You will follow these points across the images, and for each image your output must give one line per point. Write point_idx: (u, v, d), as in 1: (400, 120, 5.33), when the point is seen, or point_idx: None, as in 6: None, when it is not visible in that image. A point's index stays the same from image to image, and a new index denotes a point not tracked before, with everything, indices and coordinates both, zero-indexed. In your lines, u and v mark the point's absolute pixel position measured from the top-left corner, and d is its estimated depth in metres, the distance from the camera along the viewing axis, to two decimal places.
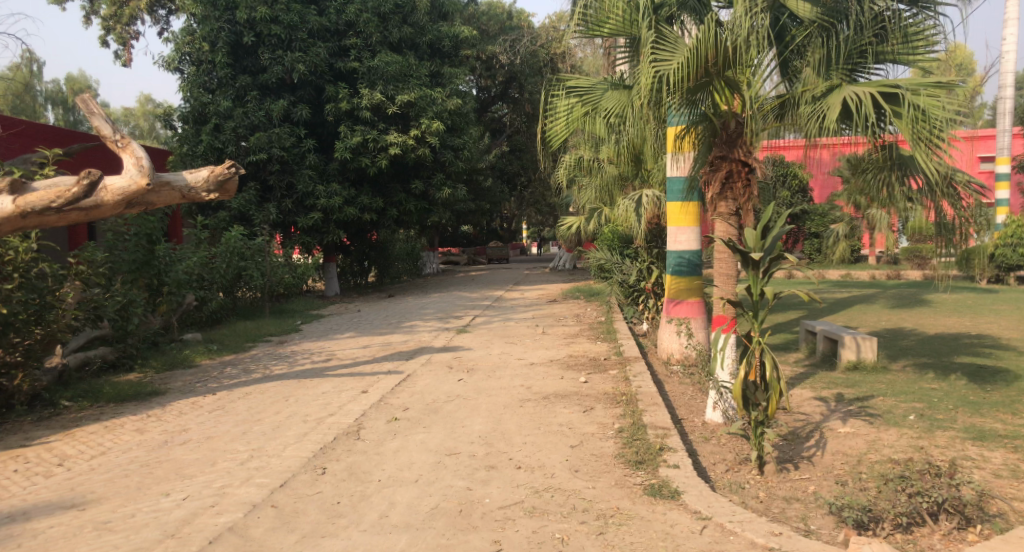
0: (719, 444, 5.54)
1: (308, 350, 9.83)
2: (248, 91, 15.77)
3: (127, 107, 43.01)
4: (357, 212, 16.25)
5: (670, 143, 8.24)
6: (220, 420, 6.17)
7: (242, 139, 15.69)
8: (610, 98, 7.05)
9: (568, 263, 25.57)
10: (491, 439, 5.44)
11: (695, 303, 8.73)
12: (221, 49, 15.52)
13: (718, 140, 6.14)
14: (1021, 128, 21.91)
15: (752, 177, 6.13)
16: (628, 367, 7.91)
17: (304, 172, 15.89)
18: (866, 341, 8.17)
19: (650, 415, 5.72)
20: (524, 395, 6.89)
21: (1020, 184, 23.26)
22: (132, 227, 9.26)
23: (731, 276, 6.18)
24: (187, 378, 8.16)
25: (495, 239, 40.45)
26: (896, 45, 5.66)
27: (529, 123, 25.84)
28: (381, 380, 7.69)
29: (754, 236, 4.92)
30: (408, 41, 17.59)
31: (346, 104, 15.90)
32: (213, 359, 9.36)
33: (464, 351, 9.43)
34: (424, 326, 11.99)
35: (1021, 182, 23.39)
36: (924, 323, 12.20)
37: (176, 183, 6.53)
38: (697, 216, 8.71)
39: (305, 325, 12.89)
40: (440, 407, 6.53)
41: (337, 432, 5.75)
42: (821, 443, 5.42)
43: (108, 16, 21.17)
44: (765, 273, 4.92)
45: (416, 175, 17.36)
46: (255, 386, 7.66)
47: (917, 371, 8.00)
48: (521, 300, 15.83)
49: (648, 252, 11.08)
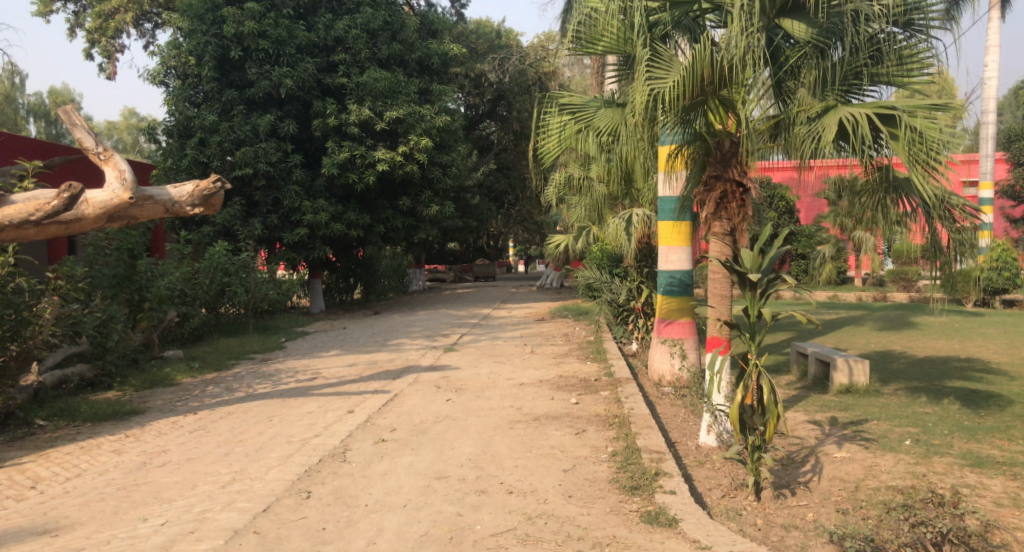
0: (715, 469, 5.47)
1: (292, 369, 9.64)
2: (234, 106, 15.70)
3: (112, 121, 42.76)
4: (344, 228, 16.10)
5: (662, 161, 8.36)
6: (201, 441, 5.99)
7: (228, 153, 15.55)
8: (604, 116, 6.97)
9: (555, 281, 25.50)
10: (481, 462, 5.30)
11: (686, 324, 8.67)
12: (208, 63, 15.41)
13: (712, 159, 6.10)
14: (1004, 152, 22.18)
15: (747, 198, 6.08)
16: (619, 389, 7.81)
17: (291, 188, 15.74)
18: (858, 363, 8.19)
19: (643, 439, 5.64)
20: (514, 416, 6.75)
21: (1003, 209, 23.52)
22: (114, 242, 9.07)
23: (726, 296, 6.12)
24: (168, 397, 7.95)
25: (481, 256, 40.31)
26: (892, 67, 5.65)
27: (516, 141, 25.84)
28: (367, 400, 7.52)
29: (752, 257, 4.88)
30: (397, 58, 17.55)
31: (334, 119, 15.80)
32: (194, 377, 9.15)
33: (451, 370, 9.29)
34: (411, 345, 11.83)
35: (1004, 206, 23.64)
36: (913, 345, 12.20)
37: (159, 197, 6.38)
38: (689, 236, 8.67)
39: (289, 342, 12.68)
40: (429, 428, 6.38)
41: (322, 454, 5.58)
42: (817, 469, 5.36)
43: (94, 29, 21.03)
44: (763, 295, 4.87)
45: (404, 192, 17.26)
46: (238, 405, 7.48)
47: (910, 395, 7.96)
48: (508, 319, 15.70)
49: (637, 272, 11.05)
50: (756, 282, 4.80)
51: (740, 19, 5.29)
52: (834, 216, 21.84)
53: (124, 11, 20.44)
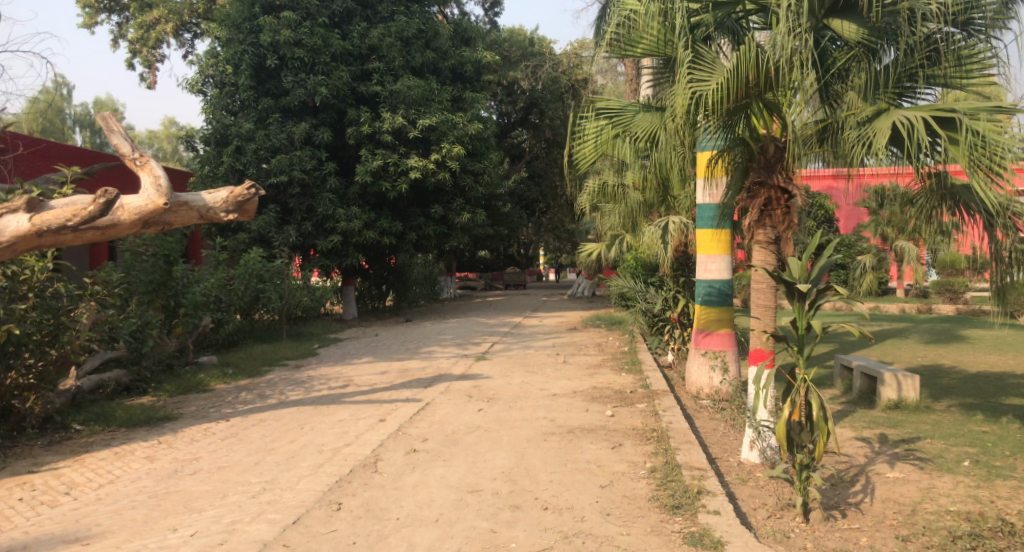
0: (759, 487, 5.28)
1: (324, 376, 9.60)
2: (270, 114, 15.85)
3: (152, 130, 43.73)
4: (376, 236, 16.12)
5: (701, 167, 8.18)
6: (232, 448, 5.93)
7: (264, 161, 15.68)
8: (642, 120, 6.81)
9: (587, 290, 25.26)
10: (515, 476, 5.14)
11: (726, 335, 8.44)
12: (245, 72, 15.58)
13: (756, 164, 5.94)
14: None
15: (792, 205, 5.89)
16: (656, 401, 7.60)
17: (325, 195, 15.80)
18: (908, 379, 8.00)
19: (683, 455, 5.46)
20: (548, 428, 6.59)
21: None
22: (150, 248, 9.18)
23: (770, 307, 5.91)
24: (201, 403, 7.94)
25: (512, 264, 40.22)
26: (949, 69, 5.38)
27: (549, 149, 25.71)
28: (399, 409, 7.42)
29: (800, 266, 4.68)
30: (430, 66, 17.56)
31: (368, 127, 15.83)
32: (228, 383, 9.14)
33: (484, 379, 9.15)
34: (443, 353, 11.73)
35: None
36: (961, 360, 11.77)
37: (194, 203, 6.37)
38: (729, 244, 8.45)
39: (322, 349, 12.69)
40: (461, 439, 6.24)
41: (353, 464, 5.48)
42: (869, 490, 5.19)
43: (135, 39, 21.44)
44: (811, 306, 4.67)
45: (436, 200, 17.22)
46: (270, 412, 7.43)
47: (964, 412, 7.75)
48: (540, 328, 15.55)
49: (673, 281, 10.85)
50: (805, 291, 4.60)
51: (787, 19, 5.12)
52: (873, 225, 21.41)
53: (165, 22, 20.78)
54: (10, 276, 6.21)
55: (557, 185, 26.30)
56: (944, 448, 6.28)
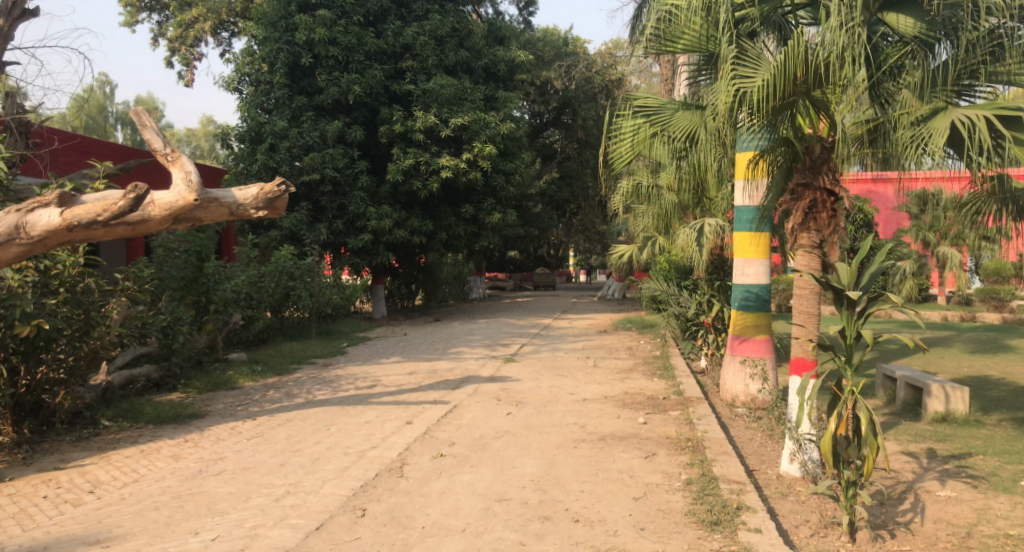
0: (800, 502, 5.06)
1: (352, 375, 9.52)
2: (304, 111, 15.84)
3: (190, 128, 44.43)
4: (407, 234, 16.05)
5: (739, 169, 7.95)
6: (258, 449, 5.84)
7: (297, 159, 15.74)
8: (682, 119, 6.59)
9: (617, 292, 24.94)
10: (544, 485, 4.96)
11: (763, 341, 8.17)
12: (280, 70, 15.65)
13: (801, 165, 5.71)
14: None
15: (838, 208, 5.65)
16: (690, 409, 7.38)
17: (356, 194, 15.77)
18: (956, 391, 7.65)
19: (720, 467, 5.23)
20: (579, 435, 6.40)
21: None
22: (183, 244, 9.12)
23: (813, 314, 5.69)
24: (229, 400, 7.90)
25: (542, 265, 40.02)
26: (1013, 64, 5.08)
27: (581, 150, 25.48)
28: (426, 411, 7.28)
29: (850, 272, 4.42)
30: (464, 65, 17.47)
31: (400, 126, 15.77)
32: (256, 381, 9.11)
33: (513, 382, 8.98)
34: (471, 354, 11.60)
35: None
36: (1010, 372, 11.30)
37: (225, 200, 6.28)
38: (767, 248, 8.19)
39: (350, 348, 12.64)
40: (489, 444, 6.09)
41: (379, 468, 5.35)
42: (918, 509, 4.93)
43: (175, 37, 21.68)
44: (862, 315, 4.41)
45: (467, 200, 17.10)
46: (297, 412, 7.35)
47: (1015, 428, 7.38)
48: (570, 330, 15.36)
49: (708, 285, 10.59)
50: (855, 300, 4.34)
51: (840, 12, 4.90)
52: (915, 231, 21.01)
53: (203, 20, 20.99)
54: (41, 271, 6.18)
55: (589, 186, 26.06)
56: (996, 466, 5.94)
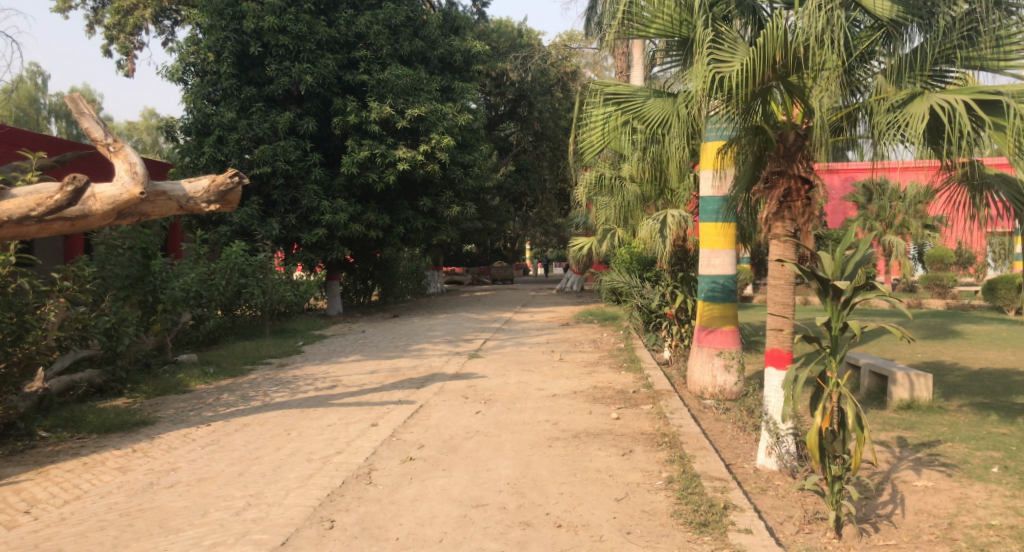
0: (780, 497, 4.94)
1: (310, 375, 9.15)
2: (253, 102, 15.26)
3: (131, 122, 42.77)
4: (362, 229, 15.62)
5: (706, 158, 7.90)
6: (214, 458, 5.48)
7: (247, 152, 15.15)
8: (654, 107, 6.46)
9: (575, 284, 24.80)
10: (522, 488, 4.75)
11: (730, 332, 8.09)
12: (227, 59, 15.04)
13: (774, 153, 5.60)
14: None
15: (812, 196, 5.55)
16: (662, 403, 7.26)
17: (309, 187, 15.29)
18: (920, 378, 7.68)
19: (700, 464, 5.09)
20: (552, 432, 6.20)
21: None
22: (127, 241, 8.58)
23: (789, 304, 5.47)
24: (180, 405, 7.47)
25: (498, 259, 39.76)
26: (987, 51, 5.07)
27: (537, 142, 25.33)
28: (391, 412, 7.00)
29: (835, 262, 4.36)
30: (419, 55, 17.11)
31: (355, 117, 15.35)
32: (209, 384, 8.67)
33: (478, 379, 8.74)
34: (434, 351, 11.32)
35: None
36: (962, 356, 11.55)
37: (173, 192, 5.97)
38: (733, 238, 8.12)
39: (307, 346, 12.21)
40: (459, 445, 5.85)
41: (346, 475, 5.06)
42: (898, 500, 4.85)
43: (112, 25, 20.69)
44: (847, 305, 4.34)
45: (424, 193, 16.76)
46: (253, 416, 6.97)
47: (978, 413, 7.45)
48: (532, 324, 15.18)
49: (671, 276, 10.41)
50: (842, 289, 4.27)
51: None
52: (863, 221, 20.80)
53: (143, 8, 20.09)
54: None
55: (546, 178, 25.92)
56: (967, 453, 5.94)
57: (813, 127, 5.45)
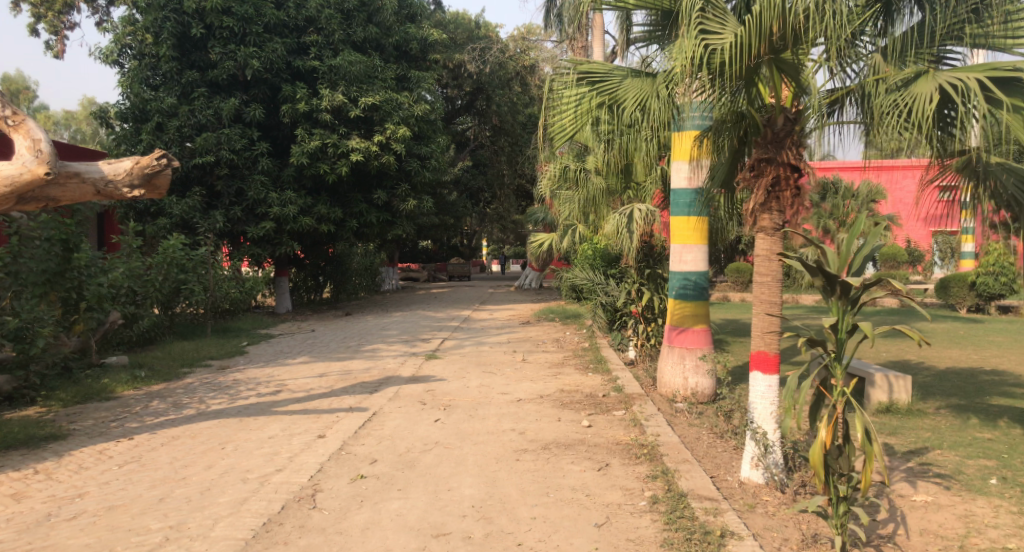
0: (771, 516, 4.46)
1: (253, 379, 8.43)
2: (195, 88, 14.33)
3: (69, 109, 40.82)
4: (313, 222, 14.82)
5: (681, 146, 7.48)
6: (132, 479, 4.78)
7: (188, 140, 14.25)
8: (632, 86, 6.02)
9: (534, 282, 24.28)
10: (489, 512, 4.19)
11: (702, 332, 7.63)
12: (166, 41, 14.05)
13: (761, 139, 5.16)
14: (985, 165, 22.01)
15: (802, 186, 5.10)
16: (635, 408, 6.77)
17: (256, 177, 14.43)
18: (899, 380, 7.34)
19: (686, 480, 4.60)
20: (519, 443, 5.65)
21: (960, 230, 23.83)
22: (43, 232, 7.68)
23: (775, 304, 5.03)
24: (102, 415, 6.68)
25: (455, 256, 39.01)
26: (995, 27, 4.65)
27: (495, 137, 24.69)
28: (341, 421, 6.36)
29: (839, 255, 3.93)
30: (373, 42, 16.38)
31: (305, 105, 14.53)
32: (137, 390, 7.87)
33: (437, 383, 8.14)
34: (388, 351, 10.66)
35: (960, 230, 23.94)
36: (927, 355, 11.36)
37: (89, 175, 5.28)
38: (705, 233, 7.68)
39: (251, 347, 11.43)
40: (416, 459, 5.26)
41: (285, 498, 4.43)
42: (899, 518, 4.41)
43: (39, 2, 19.30)
44: (855, 305, 3.91)
45: (379, 185, 16.02)
46: (185, 427, 6.25)
47: (957, 416, 7.14)
48: (491, 322, 14.63)
49: (637, 273, 9.86)
50: (851, 286, 3.82)
51: None
52: (818, 218, 20.57)
53: None
54: None
55: (504, 173, 25.30)
56: (959, 461, 5.57)
57: (803, 110, 5.05)
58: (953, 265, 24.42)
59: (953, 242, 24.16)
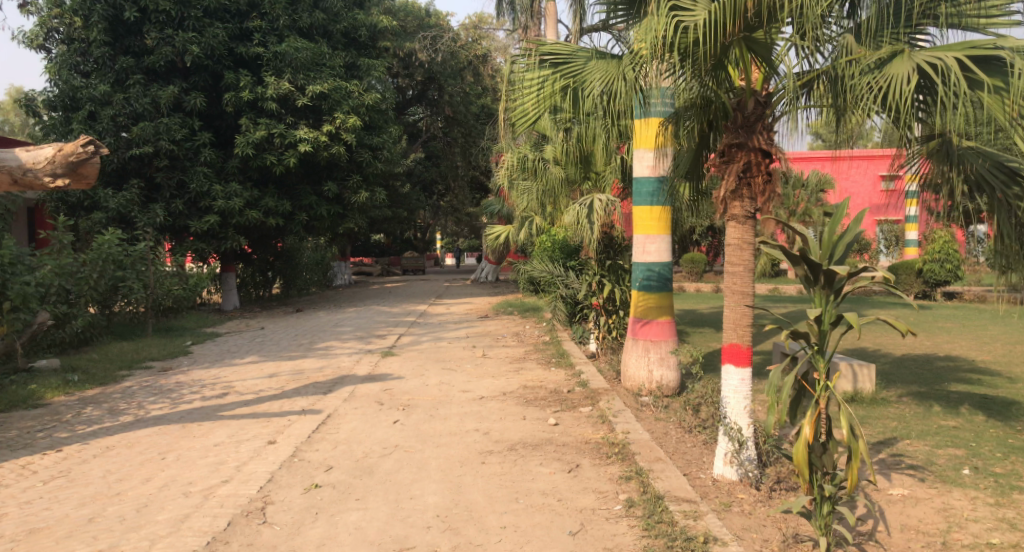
0: (749, 515, 4.26)
1: (197, 381, 7.95)
2: (131, 74, 13.59)
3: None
4: (260, 216, 14.24)
5: (644, 133, 7.28)
6: (58, 497, 4.34)
7: (124, 130, 13.51)
8: (597, 69, 5.80)
9: (490, 275, 23.98)
10: (455, 522, 3.90)
11: (666, 324, 7.43)
12: (96, 24, 13.29)
13: (731, 123, 4.96)
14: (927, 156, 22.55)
15: (773, 171, 4.90)
16: (602, 404, 6.55)
17: (198, 169, 13.77)
18: (863, 369, 7.28)
19: (660, 481, 4.38)
20: (484, 445, 5.36)
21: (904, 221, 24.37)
22: None
23: (747, 294, 4.84)
24: (28, 424, 6.16)
25: (408, 249, 38.46)
26: (968, 6, 4.57)
27: (447, 128, 24.29)
28: (293, 425, 5.97)
29: (822, 243, 3.75)
30: (320, 28, 15.82)
31: (249, 93, 13.92)
32: (70, 396, 7.33)
33: (395, 381, 7.80)
34: (342, 349, 10.26)
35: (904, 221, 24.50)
36: (882, 342, 11.46)
37: (5, 162, 4.95)
38: (668, 223, 7.50)
39: (196, 346, 10.87)
40: (375, 465, 4.93)
41: (232, 513, 4.06)
42: (879, 514, 4.24)
43: None
44: (839, 295, 3.73)
45: (329, 176, 15.50)
46: (121, 435, 5.80)
47: (920, 403, 7.12)
48: (448, 316, 14.30)
49: (598, 265, 9.61)
50: (837, 275, 3.64)
51: None
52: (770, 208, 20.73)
53: None
54: None
55: (457, 165, 24.91)
56: (930, 451, 5.49)
57: (773, 94, 4.87)
58: (897, 253, 25.02)
59: (896, 230, 24.75)
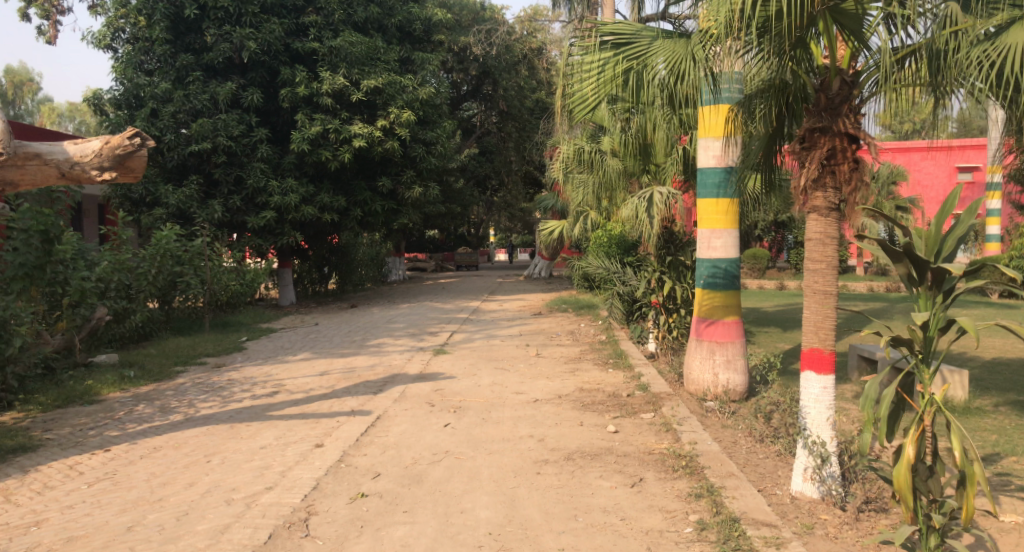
0: (837, 541, 3.81)
1: (249, 378, 7.84)
2: (190, 72, 13.69)
3: (73, 102, 40.39)
4: (315, 212, 14.20)
5: (710, 120, 6.82)
6: (100, 502, 4.19)
7: (184, 127, 13.63)
8: (662, 48, 5.39)
9: (543, 271, 23.63)
10: (509, 542, 3.58)
11: (732, 325, 6.95)
12: (159, 23, 13.41)
13: (813, 107, 4.45)
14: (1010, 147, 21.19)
15: (861, 158, 4.38)
16: (666, 411, 6.14)
17: (255, 165, 13.80)
18: (956, 375, 6.72)
19: (735, 500, 3.97)
20: (539, 453, 5.03)
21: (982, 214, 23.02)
22: (21, 221, 7.06)
23: (830, 295, 4.34)
24: (81, 422, 6.11)
25: (463, 244, 38.42)
26: None
27: (501, 123, 24.06)
28: (342, 427, 5.76)
29: (928, 237, 3.33)
30: (374, 23, 15.72)
31: (304, 89, 13.87)
32: (124, 392, 7.30)
33: (447, 381, 7.54)
34: (394, 346, 10.06)
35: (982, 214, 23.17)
36: (967, 344, 10.66)
37: (51, 155, 4.83)
38: (735, 216, 7.03)
39: (251, 342, 10.83)
40: (424, 473, 4.65)
41: (274, 524, 3.83)
42: (990, 545, 3.74)
43: None
44: (949, 297, 3.29)
45: (383, 172, 15.39)
46: (170, 435, 5.67)
47: (1020, 414, 6.47)
48: (502, 313, 14.02)
49: (657, 261, 9.16)
50: (950, 274, 3.20)
51: None
52: None
53: None
54: None
55: (512, 159, 24.62)
56: None
57: (861, 72, 4.34)
58: None
59: None
